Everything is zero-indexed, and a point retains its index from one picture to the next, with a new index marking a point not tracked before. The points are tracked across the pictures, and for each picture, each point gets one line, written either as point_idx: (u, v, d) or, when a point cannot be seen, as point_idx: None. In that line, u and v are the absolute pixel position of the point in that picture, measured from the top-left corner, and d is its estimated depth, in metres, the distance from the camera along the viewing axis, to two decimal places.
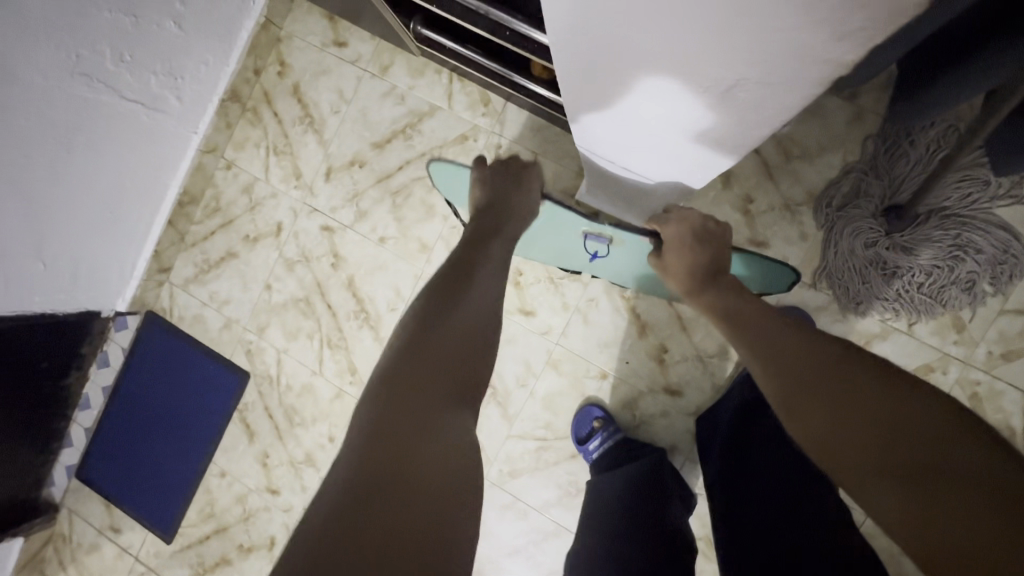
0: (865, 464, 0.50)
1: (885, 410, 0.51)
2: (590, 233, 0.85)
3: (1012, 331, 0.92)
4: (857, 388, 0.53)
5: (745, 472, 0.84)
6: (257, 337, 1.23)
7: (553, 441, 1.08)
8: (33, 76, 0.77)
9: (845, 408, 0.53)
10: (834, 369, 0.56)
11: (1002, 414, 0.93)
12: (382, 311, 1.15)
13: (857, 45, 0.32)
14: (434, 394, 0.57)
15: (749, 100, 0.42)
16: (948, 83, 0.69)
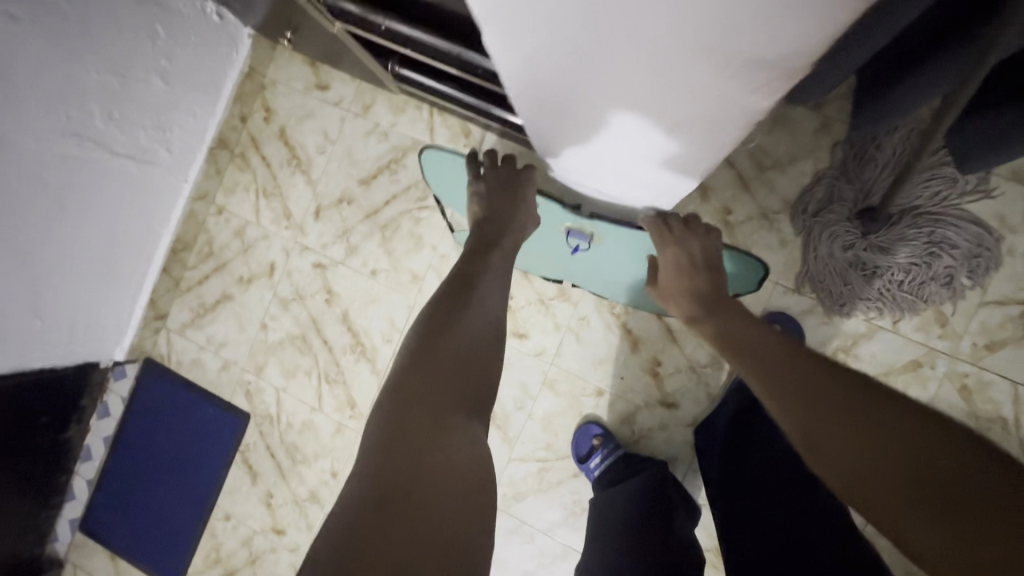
0: (880, 492, 0.45)
1: (896, 431, 0.46)
2: (572, 229, 0.87)
3: (993, 323, 0.94)
4: (864, 407, 0.49)
5: (744, 483, 0.83)
6: (256, 378, 1.24)
7: (555, 461, 1.08)
8: (24, 139, 0.80)
9: (854, 431, 0.48)
10: (837, 388, 0.52)
11: (992, 405, 0.94)
12: (377, 344, 1.17)
13: (794, 75, 0.35)
14: (441, 407, 0.58)
15: (703, 127, 0.44)
16: (907, 89, 0.72)
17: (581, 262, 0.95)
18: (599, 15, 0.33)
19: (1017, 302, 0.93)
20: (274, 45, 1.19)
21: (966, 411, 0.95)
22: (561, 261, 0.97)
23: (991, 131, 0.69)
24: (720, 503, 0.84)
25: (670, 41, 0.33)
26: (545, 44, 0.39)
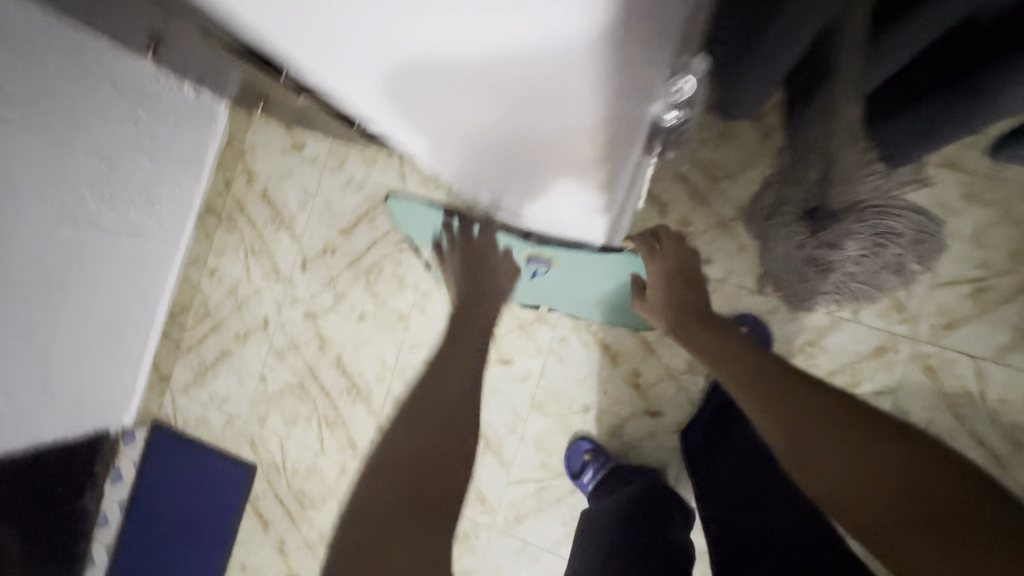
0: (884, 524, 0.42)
1: (897, 464, 0.43)
2: (531, 256, 1.00)
3: (949, 303, 0.99)
4: (864, 438, 0.46)
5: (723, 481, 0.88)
6: (260, 428, 1.28)
7: (552, 480, 1.12)
8: (23, 229, 0.87)
9: (856, 461, 0.45)
10: (837, 416, 0.48)
11: (959, 381, 0.98)
12: (371, 383, 1.22)
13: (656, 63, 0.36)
14: (414, 505, 0.54)
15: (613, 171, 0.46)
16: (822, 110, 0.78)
17: (543, 287, 1.07)
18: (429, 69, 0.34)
19: (967, 280, 0.98)
20: (248, 113, 1.27)
21: (933, 390, 0.99)
22: (525, 290, 1.09)
23: (904, 121, 0.72)
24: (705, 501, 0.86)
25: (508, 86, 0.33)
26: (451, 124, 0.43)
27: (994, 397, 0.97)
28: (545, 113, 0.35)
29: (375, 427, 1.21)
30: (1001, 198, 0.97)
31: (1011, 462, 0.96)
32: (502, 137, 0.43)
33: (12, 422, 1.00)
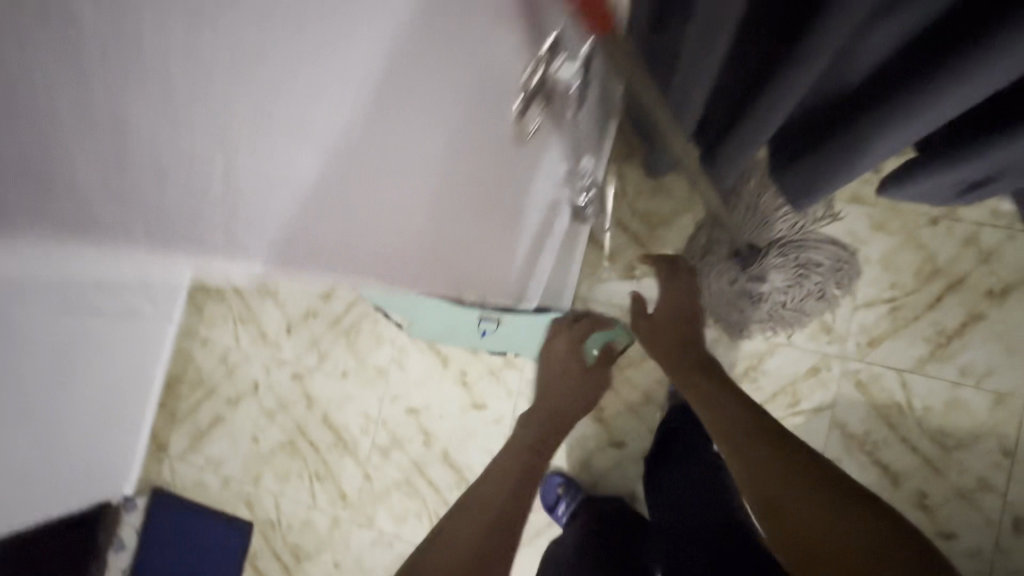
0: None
1: (845, 544, 0.53)
2: (481, 317, 1.02)
3: (870, 322, 1.10)
4: (830, 520, 0.55)
5: (678, 493, 0.93)
6: (255, 487, 1.35)
7: (530, 515, 1.19)
8: (41, 363, 0.89)
9: (820, 537, 0.54)
10: (808, 502, 0.58)
11: (887, 393, 1.08)
12: (357, 436, 1.30)
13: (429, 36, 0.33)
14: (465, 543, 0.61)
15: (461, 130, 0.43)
16: (740, 145, 0.79)
17: (493, 339, 1.10)
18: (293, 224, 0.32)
19: (883, 301, 1.09)
20: None
21: (866, 402, 1.09)
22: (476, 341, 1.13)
23: (817, 161, 0.77)
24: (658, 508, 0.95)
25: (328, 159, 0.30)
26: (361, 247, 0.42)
27: (919, 405, 1.07)
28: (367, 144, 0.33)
29: (363, 477, 1.29)
30: (903, 226, 1.09)
31: (940, 464, 1.05)
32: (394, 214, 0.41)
33: (30, 503, 1.06)
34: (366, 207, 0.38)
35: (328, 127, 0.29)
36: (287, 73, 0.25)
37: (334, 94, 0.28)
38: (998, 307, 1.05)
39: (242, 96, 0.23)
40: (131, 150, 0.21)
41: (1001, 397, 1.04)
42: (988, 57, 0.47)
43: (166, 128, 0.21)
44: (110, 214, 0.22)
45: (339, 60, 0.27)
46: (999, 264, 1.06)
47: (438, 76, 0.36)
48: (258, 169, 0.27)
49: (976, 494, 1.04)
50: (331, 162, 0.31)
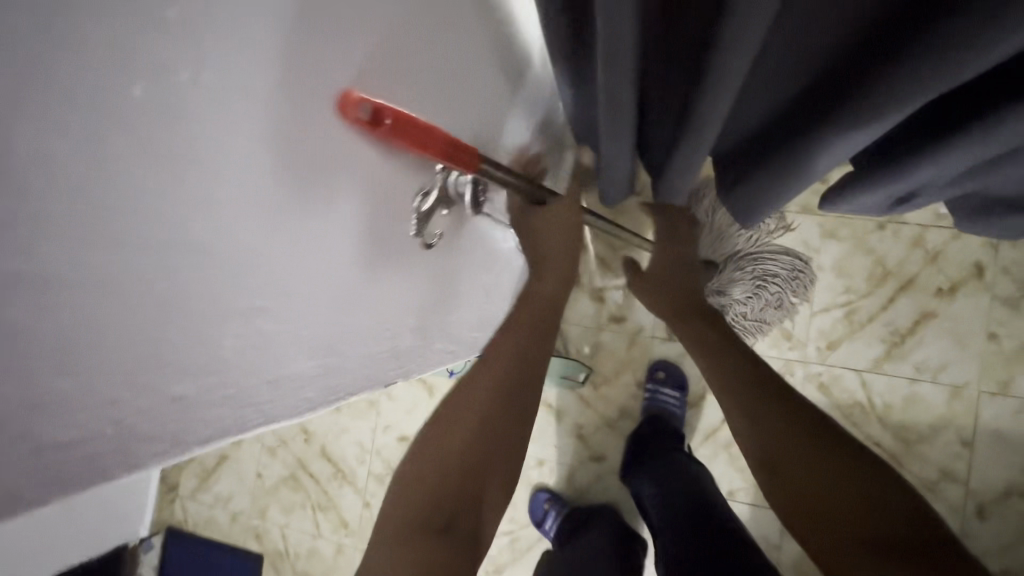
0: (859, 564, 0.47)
1: (871, 505, 0.49)
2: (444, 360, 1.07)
3: (828, 327, 1.15)
4: (843, 484, 0.51)
5: (661, 494, 0.92)
6: (263, 521, 1.42)
7: (520, 530, 1.26)
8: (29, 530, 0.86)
9: (839, 504, 0.50)
10: (817, 463, 0.54)
11: (848, 393, 1.13)
12: (354, 466, 1.37)
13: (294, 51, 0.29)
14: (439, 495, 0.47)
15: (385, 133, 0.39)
16: (677, 170, 0.75)
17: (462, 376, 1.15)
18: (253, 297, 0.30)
19: (838, 305, 1.15)
20: None
21: (830, 403, 1.14)
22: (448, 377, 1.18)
23: (763, 173, 0.74)
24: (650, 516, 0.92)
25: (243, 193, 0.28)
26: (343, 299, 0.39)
27: (879, 403, 1.12)
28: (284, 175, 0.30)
29: (362, 505, 1.36)
30: (853, 233, 1.14)
31: (904, 457, 1.10)
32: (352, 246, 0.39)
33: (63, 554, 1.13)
34: (337, 309, 0.39)
35: (222, 164, 0.26)
36: (204, 225, 0.26)
37: (249, 226, 0.29)
38: (947, 304, 1.10)
39: (162, 268, 0.24)
40: (102, 351, 0.22)
41: (956, 390, 1.09)
42: (915, 74, 0.44)
43: (114, 327, 0.22)
44: (111, 409, 0.24)
45: (237, 194, 0.27)
46: (945, 263, 1.10)
47: (356, 149, 0.36)
48: (209, 321, 0.28)
49: (939, 484, 1.08)
50: (277, 286, 0.32)
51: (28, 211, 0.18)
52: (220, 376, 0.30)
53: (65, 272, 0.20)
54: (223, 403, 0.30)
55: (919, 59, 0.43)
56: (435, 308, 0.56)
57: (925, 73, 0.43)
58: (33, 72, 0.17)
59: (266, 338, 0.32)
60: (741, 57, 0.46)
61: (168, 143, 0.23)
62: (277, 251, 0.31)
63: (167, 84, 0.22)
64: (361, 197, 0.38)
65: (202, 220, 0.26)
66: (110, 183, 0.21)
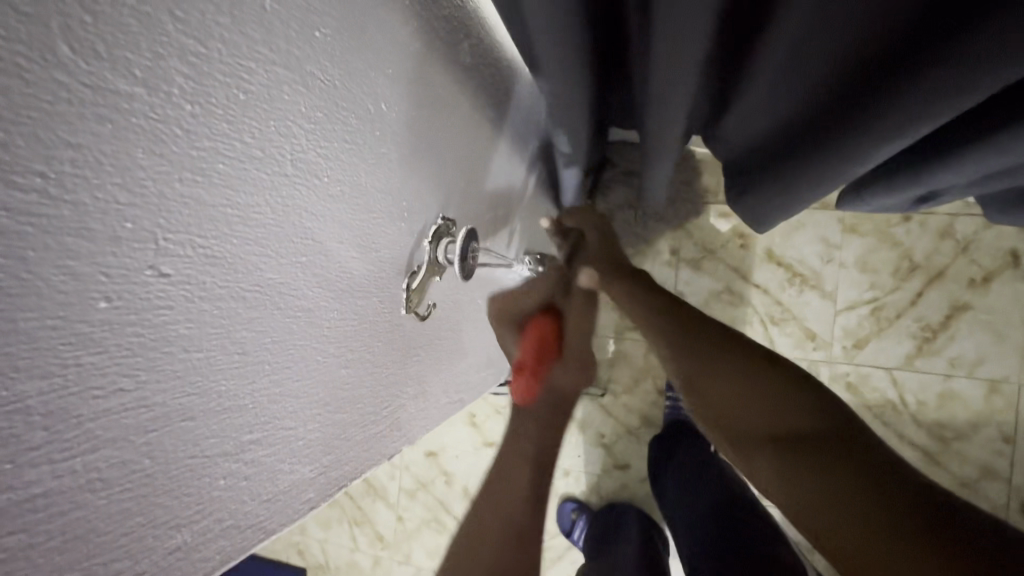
0: (787, 483, 0.39)
1: (806, 422, 0.42)
2: None
3: (853, 325, 1.11)
4: (771, 406, 0.45)
5: (691, 493, 0.88)
6: (302, 536, 1.46)
7: (550, 540, 1.27)
8: None
9: (769, 424, 0.44)
10: (743, 388, 0.48)
11: (878, 391, 1.10)
12: (385, 482, 1.40)
13: (338, 121, 0.29)
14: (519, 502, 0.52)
15: (408, 178, 0.38)
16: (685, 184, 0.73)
17: None
18: (290, 386, 0.28)
19: (864, 302, 1.11)
20: None
21: (859, 403, 1.10)
22: None
23: (772, 185, 0.70)
24: (678, 517, 0.89)
25: (275, 278, 0.26)
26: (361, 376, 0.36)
27: (912, 400, 1.08)
28: (316, 238, 0.29)
29: (396, 519, 1.39)
30: (876, 226, 1.10)
31: (940, 456, 1.06)
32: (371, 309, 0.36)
33: None
34: (378, 390, 0.39)
35: (256, 252, 0.24)
36: (243, 373, 0.25)
37: (291, 351, 0.28)
38: (981, 295, 1.05)
39: (206, 432, 0.23)
40: (176, 522, 0.22)
41: (994, 385, 1.05)
42: (917, 104, 0.40)
43: (174, 501, 0.22)
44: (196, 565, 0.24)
45: (272, 330, 0.26)
46: (979, 252, 1.05)
47: (374, 230, 0.35)
48: (268, 458, 0.28)
49: (980, 483, 1.05)
50: (319, 396, 0.31)
51: (86, 423, 0.18)
52: (287, 498, 0.30)
53: (124, 470, 0.20)
54: (296, 517, 0.31)
55: (919, 85, 0.39)
56: (459, 354, 0.56)
57: (930, 99, 0.38)
58: (70, 272, 0.17)
59: (319, 446, 0.32)
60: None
61: (200, 243, 0.21)
62: (314, 363, 0.30)
63: (195, 251, 0.21)
64: (387, 273, 0.37)
65: (243, 370, 0.25)
66: (154, 369, 0.20)
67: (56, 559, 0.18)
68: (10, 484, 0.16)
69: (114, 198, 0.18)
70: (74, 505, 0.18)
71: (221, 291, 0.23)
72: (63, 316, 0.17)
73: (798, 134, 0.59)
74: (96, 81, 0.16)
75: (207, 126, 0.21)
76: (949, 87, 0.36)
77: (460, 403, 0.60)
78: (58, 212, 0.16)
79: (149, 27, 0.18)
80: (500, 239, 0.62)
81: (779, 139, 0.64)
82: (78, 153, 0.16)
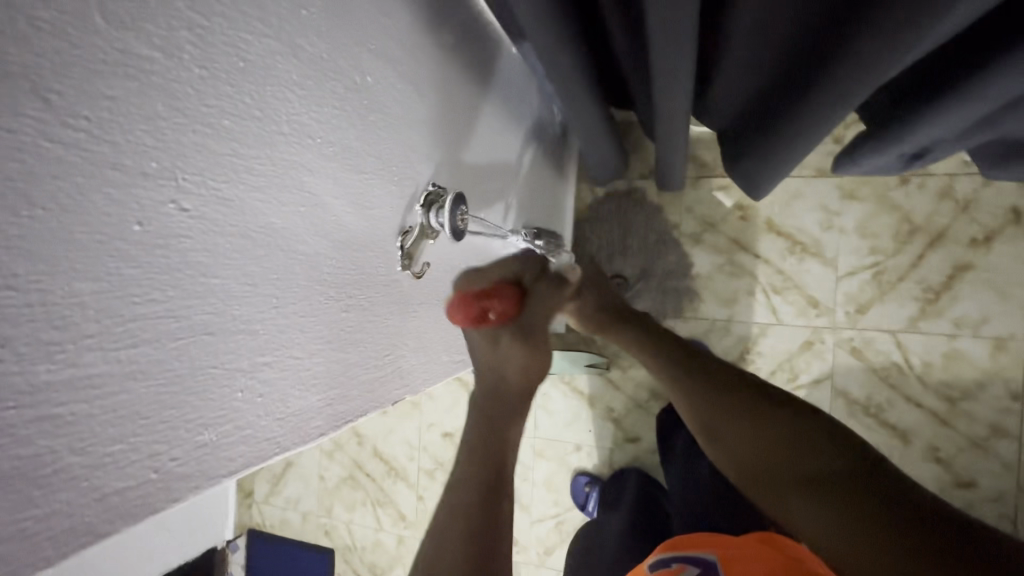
0: (808, 524, 0.39)
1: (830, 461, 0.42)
2: None
3: (855, 290, 1.12)
4: (795, 452, 0.45)
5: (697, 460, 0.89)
6: (329, 518, 1.52)
7: (565, 513, 1.30)
8: None
9: (792, 468, 0.44)
10: (768, 433, 0.49)
11: (883, 354, 1.11)
12: (405, 463, 1.45)
13: (326, 86, 0.33)
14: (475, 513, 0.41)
15: (396, 141, 0.42)
16: (673, 143, 0.76)
17: None
18: (297, 321, 0.33)
19: (865, 268, 1.12)
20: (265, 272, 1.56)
21: (864, 367, 1.12)
22: None
23: (763, 149, 0.72)
24: (681, 483, 0.90)
25: (279, 226, 0.30)
26: (361, 320, 0.40)
27: (917, 362, 1.09)
28: (312, 191, 0.33)
29: (417, 499, 1.44)
30: (874, 191, 1.10)
31: (948, 416, 1.07)
32: (367, 254, 0.40)
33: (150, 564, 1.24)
34: (378, 336, 0.43)
35: (260, 200, 0.29)
36: (254, 302, 0.29)
37: (294, 291, 0.33)
38: (984, 255, 1.05)
39: (224, 348, 0.28)
40: (203, 420, 0.27)
41: (1001, 343, 1.04)
42: (871, 46, 0.42)
43: (201, 403, 0.27)
44: (221, 462, 0.29)
45: (277, 268, 0.31)
46: (978, 212, 1.05)
47: (367, 190, 0.39)
48: (279, 381, 0.32)
49: (989, 441, 1.05)
50: (323, 333, 0.36)
51: (127, 323, 0.22)
52: (298, 421, 0.34)
53: (160, 368, 0.24)
54: (307, 439, 0.36)
55: (875, 31, 0.41)
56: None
57: (884, 42, 0.41)
58: (109, 199, 0.21)
59: (325, 379, 0.37)
60: (681, 44, 0.46)
61: (212, 185, 0.26)
62: (317, 302, 0.35)
63: (209, 191, 0.25)
64: (381, 232, 0.42)
65: (254, 300, 0.29)
66: (179, 286, 0.25)
67: (109, 430, 0.22)
68: (73, 362, 0.21)
69: (139, 134, 0.22)
70: (122, 389, 0.23)
71: (233, 229, 0.27)
72: (107, 232, 0.21)
73: (784, 90, 0.61)
74: (124, 47, 0.21)
75: (211, 85, 0.25)
76: (892, 28, 0.39)
77: (461, 364, 0.64)
78: (101, 149, 0.21)
79: (163, 3, 0.22)
80: (494, 205, 0.66)
81: (767, 100, 0.66)
82: (113, 104, 0.21)
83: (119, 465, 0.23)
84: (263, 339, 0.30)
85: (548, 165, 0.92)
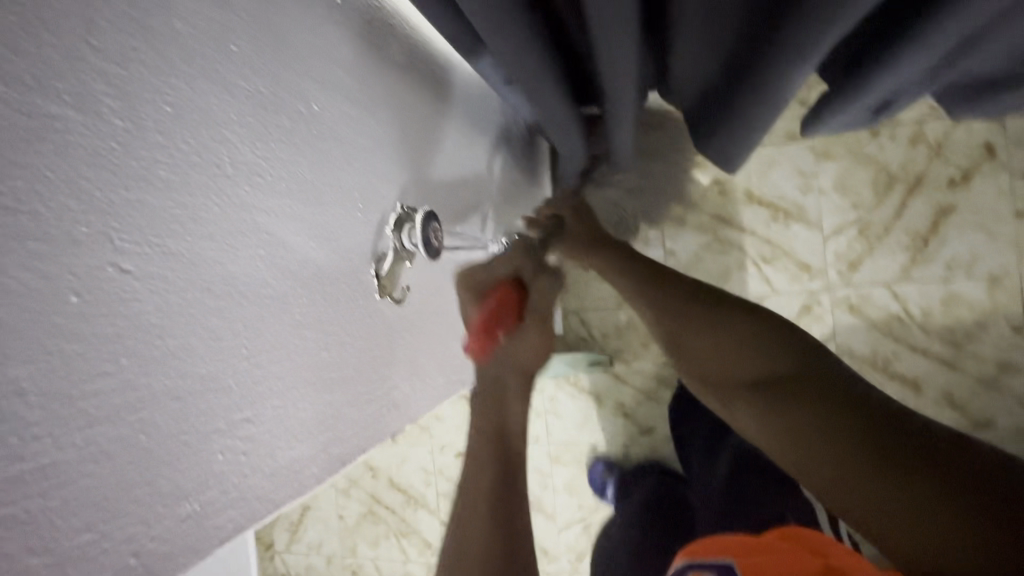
0: (782, 438, 0.38)
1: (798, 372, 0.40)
2: None
3: (844, 249, 1.12)
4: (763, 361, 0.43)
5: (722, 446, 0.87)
6: (355, 557, 1.48)
7: (591, 514, 1.27)
8: None
9: (763, 377, 0.42)
10: (737, 347, 0.45)
11: (881, 308, 1.10)
12: (422, 490, 1.42)
13: (270, 121, 0.32)
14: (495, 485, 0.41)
15: (351, 163, 0.40)
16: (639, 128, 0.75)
17: None
18: (274, 366, 0.31)
19: (850, 225, 1.11)
20: None
21: (865, 324, 1.11)
22: None
23: (730, 124, 0.71)
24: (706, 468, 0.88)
25: (235, 270, 0.29)
26: (342, 354, 0.38)
27: (917, 311, 1.08)
28: (265, 229, 0.31)
29: (440, 523, 1.41)
30: (847, 147, 1.10)
31: (955, 359, 1.07)
32: (331, 284, 0.37)
33: None
34: (364, 370, 0.41)
35: (208, 245, 0.27)
36: (221, 358, 0.27)
37: (265, 338, 0.31)
38: (965, 195, 1.05)
39: (195, 412, 0.26)
40: (181, 492, 0.25)
41: (995, 280, 1.04)
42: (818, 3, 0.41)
43: (176, 473, 0.25)
44: (209, 533, 0.27)
45: (242, 317, 0.29)
46: (953, 153, 1.05)
47: (328, 221, 0.37)
48: (262, 436, 0.30)
49: (1001, 379, 1.04)
50: (304, 377, 0.34)
51: (78, 403, 0.21)
52: (290, 474, 0.33)
53: (124, 445, 0.23)
54: (303, 491, 0.34)
55: None
56: (450, 335, 0.58)
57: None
58: (35, 275, 0.20)
59: (313, 424, 0.35)
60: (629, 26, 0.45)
61: (151, 239, 0.24)
62: (293, 346, 0.33)
63: (152, 248, 0.24)
64: (350, 259, 0.40)
65: (222, 353, 0.28)
66: (133, 353, 0.23)
67: (75, 521, 0.21)
68: (19, 456, 0.19)
69: (59, 198, 0.20)
70: (80, 475, 0.21)
71: (183, 280, 0.25)
72: (39, 309, 0.20)
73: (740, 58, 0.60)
74: (31, 109, 0.19)
75: (135, 135, 0.23)
76: None
77: (461, 382, 0.62)
78: (18, 221, 0.19)
79: (72, 59, 0.21)
80: (469, 216, 0.64)
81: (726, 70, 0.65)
82: (26, 171, 0.19)
83: (91, 556, 0.21)
84: (238, 394, 0.29)
85: (519, 169, 0.91)
